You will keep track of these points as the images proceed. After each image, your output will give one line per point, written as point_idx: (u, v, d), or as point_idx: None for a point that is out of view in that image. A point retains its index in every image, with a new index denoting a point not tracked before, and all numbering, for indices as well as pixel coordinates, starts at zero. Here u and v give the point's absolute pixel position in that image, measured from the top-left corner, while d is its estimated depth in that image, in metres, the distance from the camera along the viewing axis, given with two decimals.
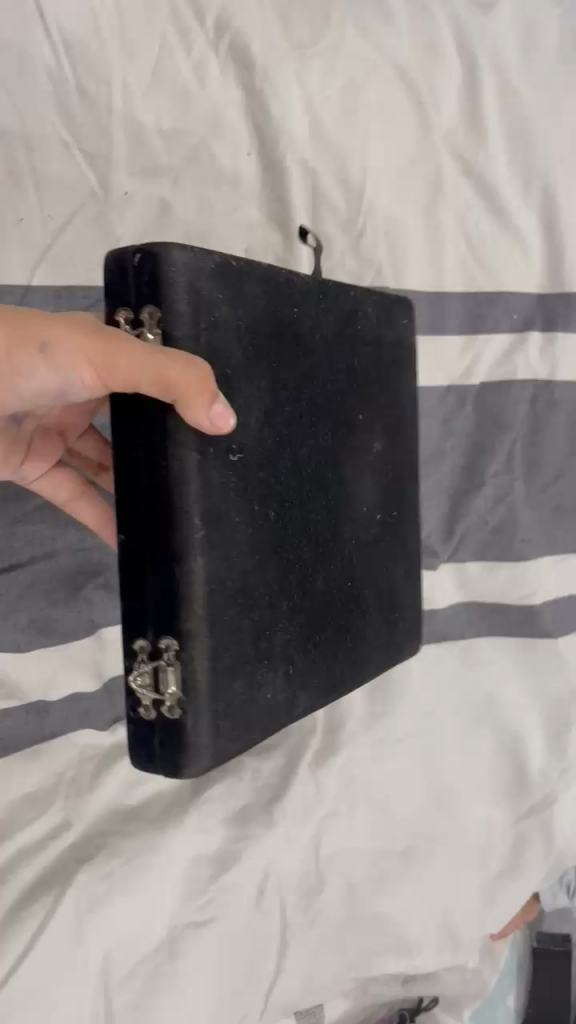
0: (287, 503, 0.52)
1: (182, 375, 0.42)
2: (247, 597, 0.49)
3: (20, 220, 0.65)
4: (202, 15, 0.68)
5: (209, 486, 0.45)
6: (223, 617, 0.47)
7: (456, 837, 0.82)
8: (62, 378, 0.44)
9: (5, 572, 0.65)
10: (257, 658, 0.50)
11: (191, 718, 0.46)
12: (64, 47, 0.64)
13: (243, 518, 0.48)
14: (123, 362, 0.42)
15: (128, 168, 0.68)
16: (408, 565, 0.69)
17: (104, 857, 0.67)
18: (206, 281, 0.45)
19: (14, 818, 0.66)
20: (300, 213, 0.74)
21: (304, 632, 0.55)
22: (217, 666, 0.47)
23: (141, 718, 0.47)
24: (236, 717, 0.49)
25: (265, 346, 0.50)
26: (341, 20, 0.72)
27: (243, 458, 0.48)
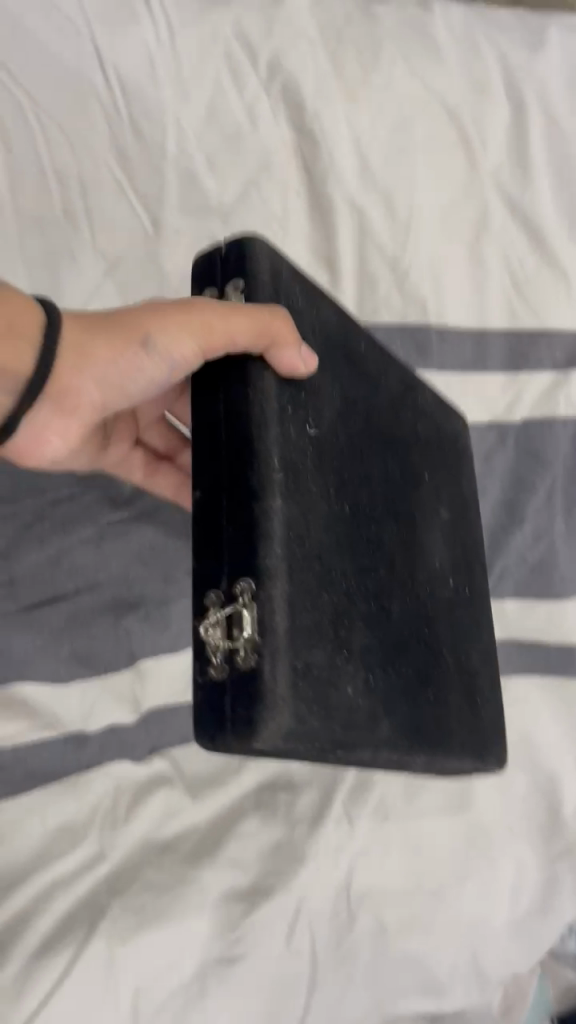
0: (361, 510, 0.53)
1: (270, 319, 0.47)
2: (325, 575, 0.47)
3: (73, 258, 0.67)
4: (256, 58, 0.69)
5: (288, 440, 0.46)
6: (303, 578, 0.45)
7: (486, 873, 0.78)
8: (165, 366, 0.49)
9: (48, 603, 0.69)
10: (335, 644, 0.47)
11: (268, 661, 0.41)
12: (120, 89, 0.66)
13: (319, 491, 0.48)
14: (217, 321, 0.46)
15: (180, 207, 0.69)
16: (485, 652, 0.66)
17: (137, 890, 0.67)
18: (286, 276, 0.53)
19: (50, 848, 0.66)
20: (346, 250, 0.75)
21: (384, 652, 0.52)
22: (294, 619, 0.43)
23: (214, 684, 0.42)
24: (314, 689, 0.44)
25: (332, 362, 0.54)
26: (391, 60, 0.73)
27: (318, 438, 0.50)
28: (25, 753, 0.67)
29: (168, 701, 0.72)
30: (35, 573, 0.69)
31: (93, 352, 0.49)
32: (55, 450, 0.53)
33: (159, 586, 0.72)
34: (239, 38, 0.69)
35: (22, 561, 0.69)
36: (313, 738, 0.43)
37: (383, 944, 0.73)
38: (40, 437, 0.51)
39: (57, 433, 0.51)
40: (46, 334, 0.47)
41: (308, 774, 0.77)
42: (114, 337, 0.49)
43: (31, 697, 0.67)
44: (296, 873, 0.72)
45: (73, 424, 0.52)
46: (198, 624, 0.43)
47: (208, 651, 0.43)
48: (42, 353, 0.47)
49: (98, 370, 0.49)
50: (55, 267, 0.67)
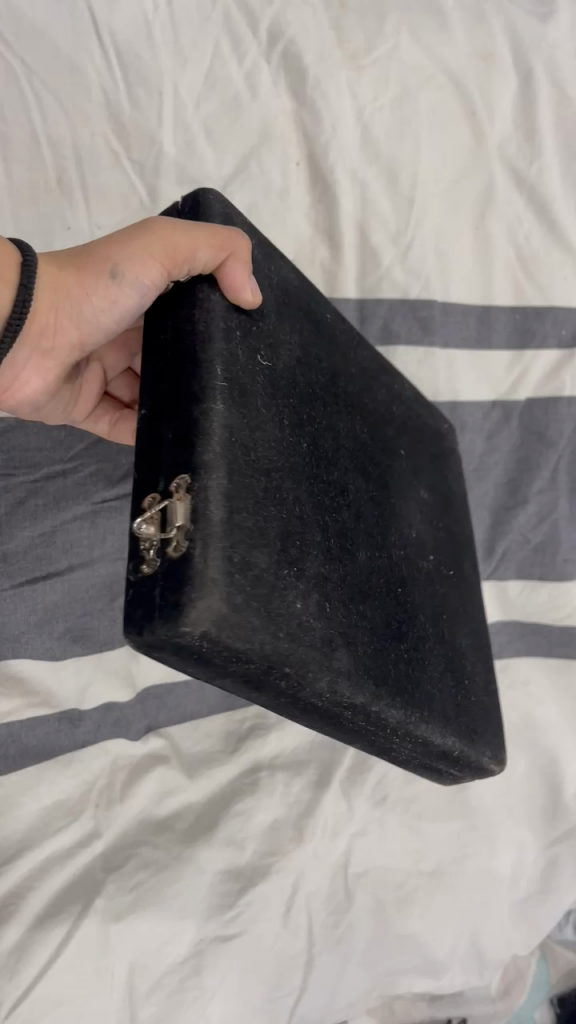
0: (321, 453, 0.51)
1: (230, 239, 0.47)
2: (274, 491, 0.44)
3: (68, 228, 0.66)
4: (256, 23, 0.67)
5: (236, 359, 0.44)
6: (250, 487, 0.42)
7: (486, 856, 0.78)
8: (130, 295, 0.48)
9: (42, 580, 0.67)
10: (286, 559, 0.43)
11: (201, 547, 0.38)
12: (116, 55, 0.64)
13: (273, 417, 0.46)
14: (180, 237, 0.46)
15: (177, 177, 0.68)
16: (474, 643, 0.66)
17: (132, 867, 0.67)
18: (245, 224, 0.52)
19: (45, 825, 0.66)
20: (347, 224, 0.74)
21: (345, 591, 0.48)
22: (233, 516, 0.40)
23: (145, 579, 0.38)
24: (255, 589, 0.40)
25: (295, 313, 0.53)
26: (396, 28, 0.71)
27: (272, 369, 0.48)
28: (19, 729, 0.66)
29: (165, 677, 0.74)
30: (28, 550, 0.67)
31: (66, 289, 0.48)
32: (32, 385, 0.54)
33: None
34: (239, 3, 0.67)
35: (15, 537, 0.67)
36: (252, 641, 0.39)
37: (381, 928, 0.73)
38: (18, 376, 0.53)
39: (37, 372, 0.53)
40: (22, 276, 0.46)
41: (306, 754, 0.77)
42: (86, 275, 0.48)
43: (25, 676, 0.66)
44: (292, 852, 0.71)
45: (50, 366, 0.53)
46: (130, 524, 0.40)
47: (140, 549, 0.39)
48: (19, 295, 0.46)
49: (70, 306, 0.48)
50: (50, 237, 0.65)
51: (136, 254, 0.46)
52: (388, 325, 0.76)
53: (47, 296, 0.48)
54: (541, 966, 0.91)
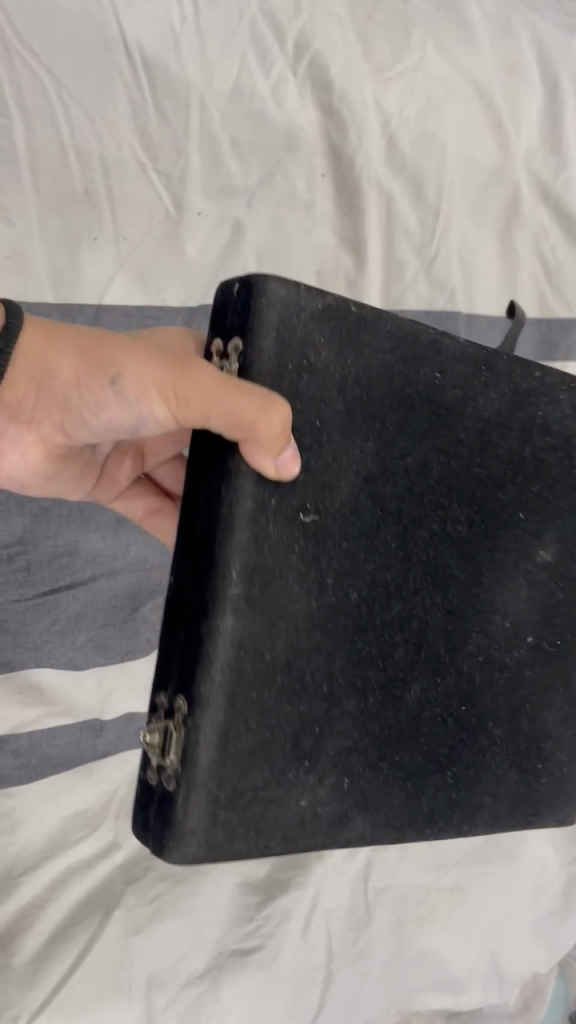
0: (379, 591, 0.46)
1: (260, 406, 0.38)
2: (293, 685, 0.43)
3: (95, 239, 0.64)
4: (283, 37, 0.68)
5: (262, 542, 0.40)
6: (256, 699, 0.41)
7: (511, 871, 0.78)
8: (132, 416, 0.42)
9: (65, 590, 0.66)
10: (296, 758, 0.43)
11: (183, 793, 0.40)
12: (142, 66, 0.63)
13: (308, 588, 0.42)
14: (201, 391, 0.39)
15: (204, 188, 0.67)
16: (569, 712, 0.59)
17: (152, 879, 0.67)
18: (303, 324, 0.41)
19: (67, 833, 0.66)
20: (372, 237, 0.73)
21: (376, 747, 0.48)
22: (228, 746, 0.40)
23: (149, 783, 0.42)
24: (246, 816, 0.42)
25: (376, 408, 0.45)
26: (422, 41, 0.71)
27: (319, 520, 0.43)
28: (40, 739, 0.65)
29: None
30: (51, 559, 0.65)
31: (56, 372, 0.41)
32: (12, 457, 0.48)
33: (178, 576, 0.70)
34: (266, 17, 0.67)
35: (39, 547, 0.64)
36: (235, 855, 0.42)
37: (399, 944, 0.72)
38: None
39: (14, 443, 0.47)
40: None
41: None
42: (83, 363, 0.41)
43: (47, 687, 0.65)
44: (313, 867, 0.71)
45: (29, 434, 0.46)
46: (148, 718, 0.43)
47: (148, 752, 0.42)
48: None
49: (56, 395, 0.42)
50: (75, 249, 0.64)
51: (146, 382, 0.41)
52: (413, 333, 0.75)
53: (32, 375, 0.41)
54: (560, 983, 0.90)
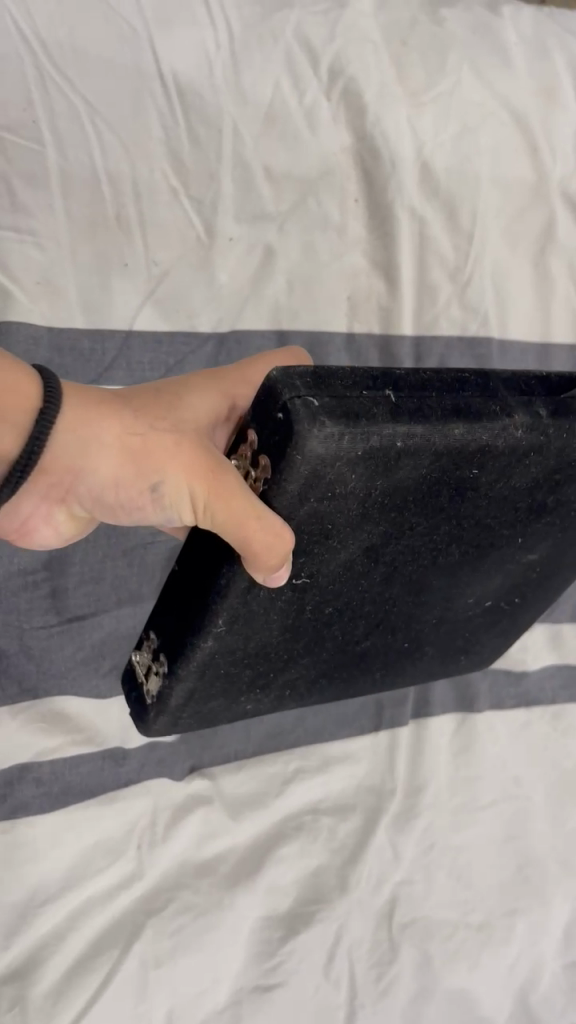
0: (353, 600, 0.54)
1: (261, 542, 0.42)
2: (260, 657, 0.54)
3: (125, 265, 0.64)
4: (317, 62, 0.67)
5: (250, 602, 0.48)
6: (223, 674, 0.53)
7: (544, 916, 0.75)
8: (162, 507, 0.46)
9: (90, 616, 0.67)
10: (250, 691, 0.58)
11: (153, 712, 0.56)
12: (177, 92, 0.63)
13: (283, 613, 0.50)
14: (227, 506, 0.42)
15: (235, 214, 0.67)
16: (505, 629, 0.71)
17: (173, 911, 0.65)
18: (339, 466, 0.41)
19: (87, 865, 0.64)
20: (405, 262, 0.72)
21: (341, 688, 0.65)
22: (197, 697, 0.55)
23: (136, 676, 0.57)
24: (203, 718, 0.59)
25: (398, 503, 0.46)
26: (457, 66, 0.71)
27: (310, 576, 0.49)
28: (63, 767, 0.65)
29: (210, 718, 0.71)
30: (77, 585, 0.66)
31: (95, 469, 0.44)
32: (42, 533, 0.49)
33: None
34: (301, 44, 0.67)
35: (65, 573, 0.66)
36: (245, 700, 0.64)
37: (427, 982, 0.69)
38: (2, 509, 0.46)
39: (44, 519, 0.48)
40: (36, 425, 0.42)
41: (352, 799, 0.74)
42: (125, 461, 0.44)
43: (72, 714, 0.66)
44: (338, 901, 0.69)
45: (60, 511, 0.47)
46: (142, 638, 0.56)
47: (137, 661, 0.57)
48: (28, 445, 0.42)
49: (97, 485, 0.44)
50: (106, 274, 0.64)
51: (177, 484, 0.44)
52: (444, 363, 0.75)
53: (77, 460, 0.44)
54: None
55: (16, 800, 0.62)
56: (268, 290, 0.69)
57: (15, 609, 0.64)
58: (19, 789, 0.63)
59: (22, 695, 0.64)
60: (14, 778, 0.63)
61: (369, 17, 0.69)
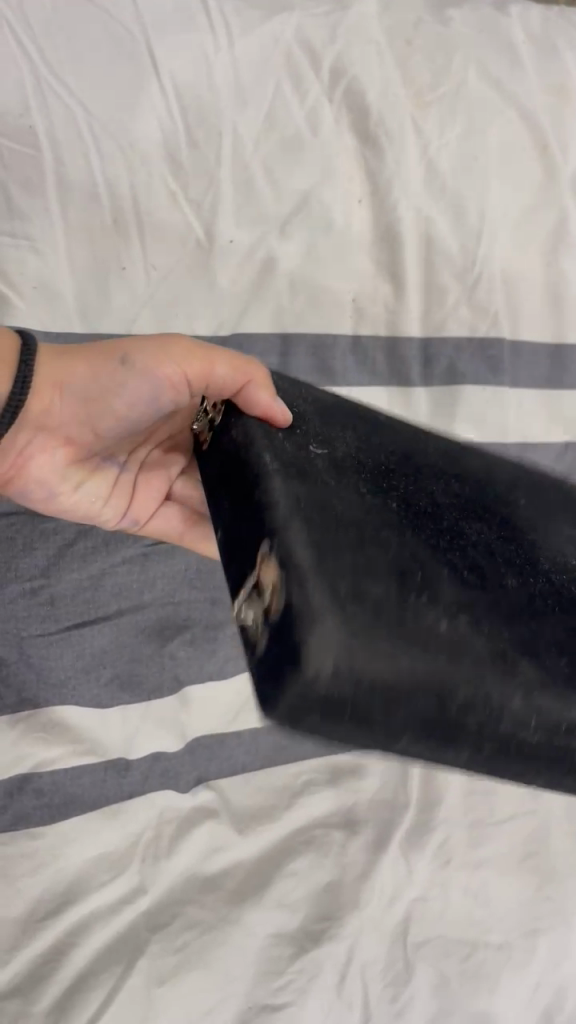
0: (416, 504, 0.45)
1: (247, 366, 0.49)
2: (378, 538, 0.39)
3: (123, 269, 0.64)
4: (318, 63, 0.67)
5: (281, 445, 0.44)
6: (340, 535, 0.38)
7: (563, 929, 0.71)
8: (144, 382, 0.51)
9: (89, 625, 0.65)
10: (406, 586, 0.37)
11: (294, 590, 0.34)
12: (176, 99, 0.63)
13: (345, 483, 0.43)
14: (210, 353, 0.50)
15: (235, 218, 0.66)
16: None
17: (178, 927, 0.62)
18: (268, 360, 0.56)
19: (88, 881, 0.62)
20: (411, 263, 0.71)
21: (568, 679, 0.38)
22: (325, 552, 0.36)
23: (254, 653, 0.34)
24: (375, 611, 0.35)
25: (337, 412, 0.51)
26: (463, 65, 0.70)
27: (330, 452, 0.46)
28: (64, 777, 0.63)
29: (215, 731, 0.70)
30: (76, 593, 0.65)
31: (71, 373, 0.51)
32: (40, 465, 0.56)
33: (205, 609, 0.69)
34: (302, 45, 0.66)
35: (63, 580, 0.64)
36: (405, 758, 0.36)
37: (447, 1006, 0.65)
38: (20, 465, 0.55)
39: (38, 452, 0.55)
40: (22, 356, 0.49)
41: (361, 813, 0.72)
42: (91, 361, 0.51)
43: (72, 725, 0.64)
44: (349, 918, 0.66)
45: (50, 438, 0.54)
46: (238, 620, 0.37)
47: (249, 640, 0.35)
48: (18, 373, 0.49)
49: (80, 386, 0.52)
50: (104, 280, 0.64)
51: (153, 357, 0.50)
52: (454, 366, 0.73)
53: (60, 370, 0.51)
54: None
55: (16, 810, 0.61)
56: (269, 294, 0.68)
57: (13, 620, 0.63)
58: (19, 801, 0.62)
59: (21, 705, 0.63)
60: (14, 789, 0.62)
61: (372, 19, 0.69)
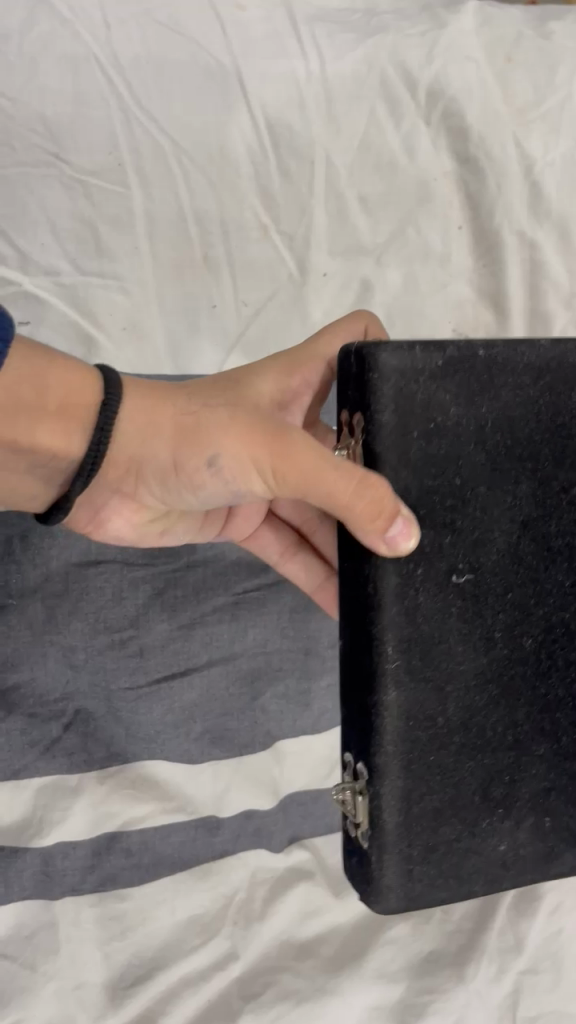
0: (512, 573, 0.43)
1: (358, 499, 0.39)
2: (479, 550, 0.42)
3: (213, 307, 0.61)
4: (414, 85, 0.64)
5: (422, 461, 0.40)
6: (456, 500, 0.41)
7: None
8: (231, 485, 0.45)
9: (179, 678, 0.61)
10: (462, 588, 0.42)
11: (425, 562, 0.41)
12: (267, 130, 0.61)
13: (499, 515, 0.42)
14: (321, 473, 0.41)
15: (328, 248, 0.63)
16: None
17: (272, 998, 0.58)
18: (424, 386, 0.40)
19: (178, 945, 0.58)
20: (515, 288, 0.67)
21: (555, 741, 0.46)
22: (430, 556, 0.41)
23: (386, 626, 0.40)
24: (475, 530, 0.42)
25: (511, 433, 0.42)
26: (568, 79, 0.66)
27: (461, 479, 0.41)
28: (153, 836, 0.60)
29: (310, 785, 0.65)
30: (165, 643, 0.61)
31: (154, 450, 0.45)
32: (117, 523, 0.53)
33: (299, 659, 0.65)
34: (398, 67, 0.63)
35: (152, 631, 0.61)
36: (433, 904, 0.44)
37: None
38: (100, 517, 0.52)
39: (116, 510, 0.52)
40: (100, 419, 0.43)
41: None
42: (177, 439, 0.45)
43: (162, 780, 0.61)
44: (453, 993, 0.61)
45: (130, 502, 0.51)
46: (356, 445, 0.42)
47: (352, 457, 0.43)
48: (94, 435, 0.43)
49: (161, 465, 0.46)
50: (195, 318, 0.61)
51: (243, 462, 0.44)
52: None
53: (135, 445, 0.45)
54: None
55: (104, 871, 0.58)
56: None
57: (101, 669, 0.60)
58: (107, 861, 0.59)
59: (110, 759, 0.60)
60: (102, 848, 0.59)
61: (471, 35, 0.65)
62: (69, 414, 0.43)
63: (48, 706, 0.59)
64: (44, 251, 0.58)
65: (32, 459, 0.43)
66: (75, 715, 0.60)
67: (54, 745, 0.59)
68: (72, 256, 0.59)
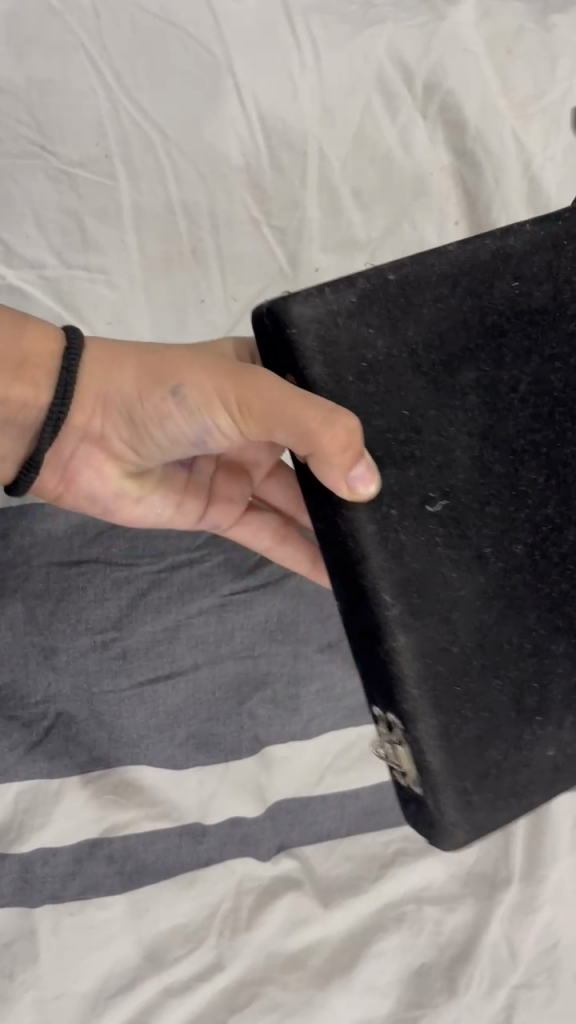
0: (480, 488, 0.42)
1: (318, 429, 0.38)
2: (441, 470, 0.41)
3: (201, 300, 0.60)
4: (411, 78, 0.62)
5: (370, 395, 0.40)
6: (408, 428, 0.40)
7: None
8: (195, 421, 0.45)
9: (164, 681, 0.60)
10: (437, 517, 0.41)
11: (396, 498, 0.40)
12: (259, 122, 0.60)
13: (457, 434, 0.41)
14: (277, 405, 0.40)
15: (321, 243, 0.62)
16: None
17: (258, 1011, 0.57)
18: (345, 323, 0.39)
19: (162, 954, 0.57)
20: None
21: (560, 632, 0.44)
22: (398, 495, 0.40)
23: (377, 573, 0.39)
24: (435, 453, 0.41)
25: (449, 345, 0.41)
26: (568, 73, 0.65)
27: (411, 406, 0.40)
28: (136, 843, 0.58)
29: (299, 793, 0.63)
30: (149, 647, 0.60)
31: (120, 383, 0.46)
32: (89, 477, 0.52)
33: (287, 663, 0.63)
34: (394, 60, 0.62)
35: (135, 633, 0.60)
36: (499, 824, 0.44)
37: None
38: (69, 467, 0.51)
39: (86, 459, 0.51)
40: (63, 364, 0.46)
41: (459, 887, 0.64)
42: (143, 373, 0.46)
43: (146, 785, 0.60)
44: (444, 1008, 0.59)
45: (99, 449, 0.50)
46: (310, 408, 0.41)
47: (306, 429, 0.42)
48: (60, 381, 0.46)
49: (127, 398, 0.46)
50: (183, 312, 0.60)
51: (208, 392, 0.44)
52: None
53: (100, 380, 0.46)
54: None
55: (85, 879, 0.57)
56: None
57: (84, 672, 0.58)
58: (88, 867, 0.57)
59: (92, 763, 0.59)
60: (83, 855, 0.57)
61: (470, 27, 0.64)
62: (33, 361, 0.46)
63: (29, 709, 0.58)
64: (29, 243, 0.57)
65: (6, 414, 0.46)
66: (56, 718, 0.58)
67: (34, 749, 0.58)
68: (57, 248, 0.58)
